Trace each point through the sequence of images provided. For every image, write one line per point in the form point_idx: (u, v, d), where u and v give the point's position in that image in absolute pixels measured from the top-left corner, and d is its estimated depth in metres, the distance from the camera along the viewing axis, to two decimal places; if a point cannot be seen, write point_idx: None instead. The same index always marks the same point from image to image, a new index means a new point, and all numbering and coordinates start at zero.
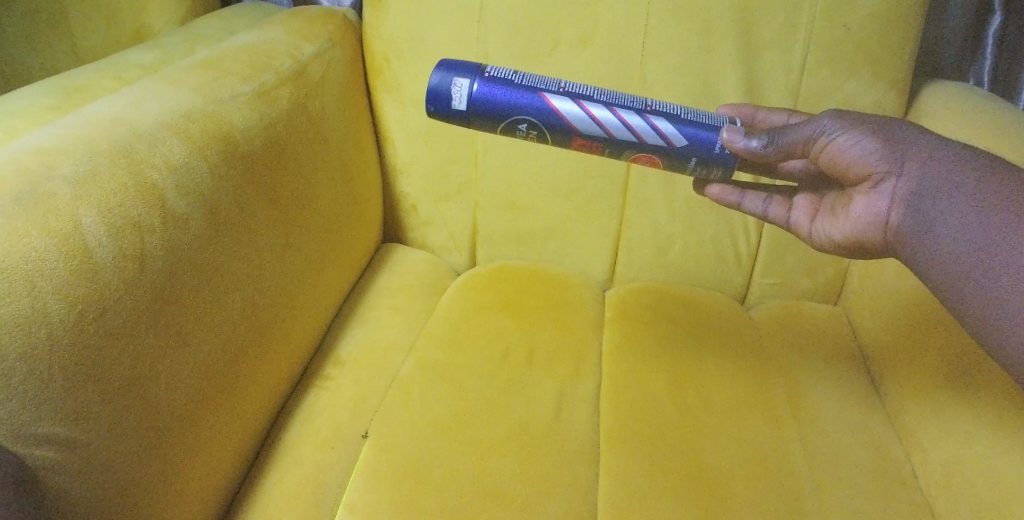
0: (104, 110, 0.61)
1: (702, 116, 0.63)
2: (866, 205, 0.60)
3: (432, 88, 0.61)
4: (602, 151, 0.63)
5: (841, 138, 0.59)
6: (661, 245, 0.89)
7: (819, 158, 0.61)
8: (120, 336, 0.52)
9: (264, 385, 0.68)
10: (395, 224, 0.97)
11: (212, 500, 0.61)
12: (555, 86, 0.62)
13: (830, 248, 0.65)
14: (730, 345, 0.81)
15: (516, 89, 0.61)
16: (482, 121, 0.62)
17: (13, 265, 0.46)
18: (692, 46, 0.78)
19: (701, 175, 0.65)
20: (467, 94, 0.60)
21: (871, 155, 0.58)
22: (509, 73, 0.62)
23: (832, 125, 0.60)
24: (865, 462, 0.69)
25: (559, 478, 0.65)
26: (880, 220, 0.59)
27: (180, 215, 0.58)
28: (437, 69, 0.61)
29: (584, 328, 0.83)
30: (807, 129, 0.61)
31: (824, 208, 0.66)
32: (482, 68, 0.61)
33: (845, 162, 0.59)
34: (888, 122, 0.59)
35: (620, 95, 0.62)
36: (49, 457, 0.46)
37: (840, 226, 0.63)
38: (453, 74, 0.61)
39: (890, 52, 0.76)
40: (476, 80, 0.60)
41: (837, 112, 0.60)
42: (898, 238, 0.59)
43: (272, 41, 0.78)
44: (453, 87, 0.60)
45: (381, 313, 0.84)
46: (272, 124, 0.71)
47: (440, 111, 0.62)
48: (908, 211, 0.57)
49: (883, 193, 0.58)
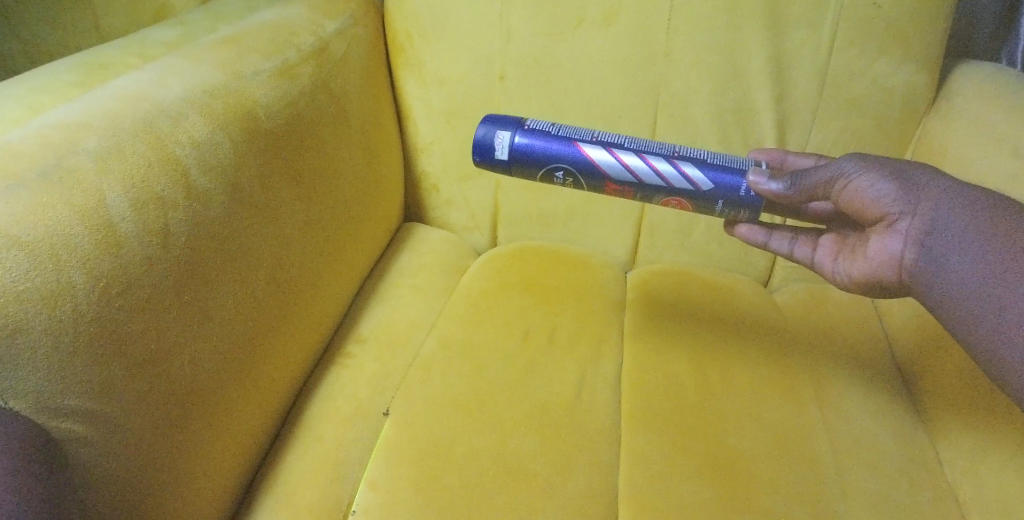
0: (126, 87, 0.61)
1: (730, 161, 0.63)
2: (881, 245, 0.59)
3: (477, 140, 0.64)
4: (634, 195, 0.64)
5: (859, 180, 0.58)
6: (684, 227, 0.88)
7: (839, 199, 0.59)
8: (144, 312, 0.52)
9: (286, 361, 0.68)
10: (417, 203, 0.96)
11: (234, 471, 0.61)
12: (588, 135, 0.63)
13: (851, 287, 0.64)
14: (754, 327, 0.80)
15: (553, 139, 0.63)
16: (521, 168, 0.64)
17: (37, 238, 0.47)
18: (719, 25, 0.77)
19: (729, 217, 0.64)
20: (509, 145, 0.63)
21: (886, 197, 0.57)
22: (547, 124, 0.64)
23: (852, 167, 0.58)
24: (890, 447, 0.68)
25: (581, 458, 0.65)
26: (895, 260, 0.58)
27: (203, 191, 0.58)
28: (482, 122, 0.65)
29: (605, 308, 0.82)
30: (828, 171, 0.59)
31: (843, 247, 0.64)
32: (523, 120, 0.64)
33: (861, 203, 0.58)
34: (906, 164, 0.58)
35: (649, 142, 0.64)
36: (74, 429, 0.47)
37: (857, 266, 0.62)
38: (496, 127, 0.64)
39: (922, 30, 0.74)
40: (517, 132, 0.63)
41: (858, 155, 0.59)
42: (914, 278, 0.57)
43: (293, 18, 0.77)
44: (496, 139, 0.64)
45: (403, 291, 0.84)
46: (294, 102, 0.70)
47: (484, 160, 0.65)
48: (922, 252, 0.56)
49: (897, 232, 0.57)
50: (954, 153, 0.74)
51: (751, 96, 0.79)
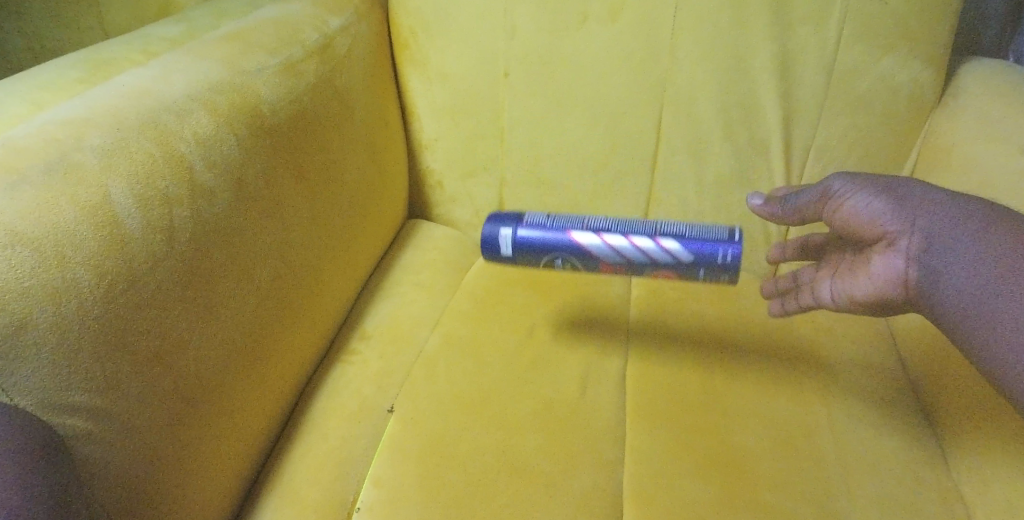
0: (132, 83, 0.61)
1: (711, 230, 0.62)
2: (881, 264, 0.59)
3: (484, 238, 0.65)
4: (622, 272, 0.64)
5: (853, 199, 0.60)
6: (689, 224, 0.87)
7: (835, 220, 0.62)
8: (150, 308, 0.52)
9: (292, 357, 0.68)
10: (422, 200, 0.96)
11: (240, 467, 0.61)
12: (579, 221, 0.64)
13: (853, 310, 0.63)
14: (759, 325, 0.80)
15: (548, 231, 0.63)
16: (520, 256, 0.65)
17: (43, 234, 0.47)
18: (724, 21, 0.76)
19: (714, 279, 0.62)
20: (512, 240, 0.64)
21: (882, 215, 0.58)
22: (544, 216, 0.65)
23: (844, 186, 0.62)
24: (896, 444, 0.67)
25: (586, 455, 0.65)
26: (896, 279, 0.58)
27: (208, 187, 0.58)
28: (488, 221, 0.65)
29: (610, 305, 0.82)
30: (820, 191, 0.64)
31: (842, 271, 0.65)
32: (523, 214, 0.65)
33: (858, 222, 0.60)
34: (898, 182, 0.59)
35: (634, 220, 0.63)
36: (80, 425, 0.47)
37: (857, 288, 0.61)
38: (500, 225, 0.64)
39: (929, 27, 0.74)
40: (519, 226, 0.64)
41: (850, 175, 0.62)
42: (916, 295, 0.57)
43: (297, 14, 0.77)
44: (501, 236, 0.64)
45: (407, 288, 0.84)
46: (299, 98, 0.70)
47: (492, 256, 0.66)
48: (922, 268, 0.55)
49: (896, 251, 0.58)
50: (961, 150, 0.74)
51: (757, 93, 0.79)
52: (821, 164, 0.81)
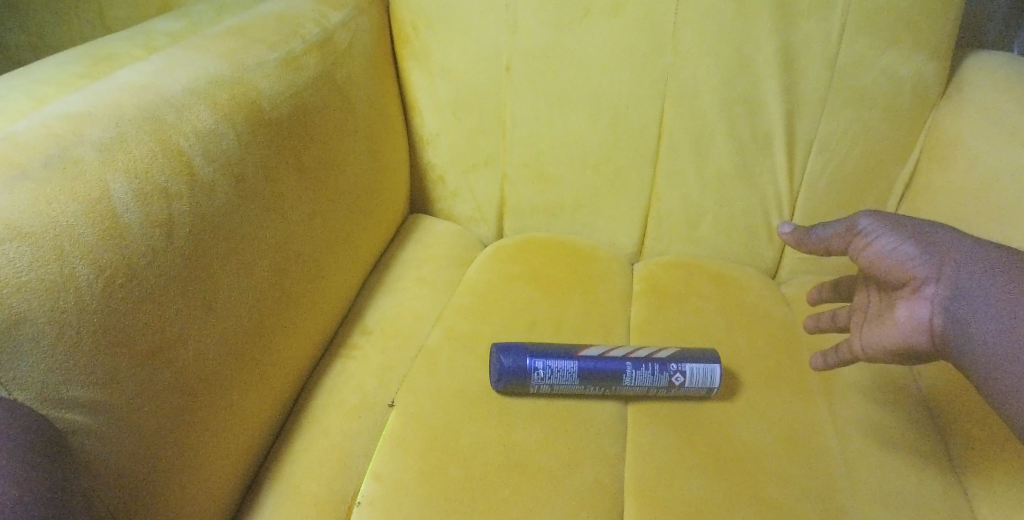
0: (132, 78, 0.60)
1: (688, 381, 0.68)
2: (908, 311, 0.60)
3: (499, 369, 0.67)
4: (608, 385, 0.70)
5: (880, 239, 0.62)
6: (691, 219, 0.87)
7: (864, 259, 0.64)
8: (150, 303, 0.52)
9: (292, 352, 0.68)
10: (423, 195, 0.96)
11: (240, 461, 0.61)
12: (575, 381, 0.68)
13: (878, 358, 0.64)
14: (762, 320, 0.79)
15: (552, 381, 0.68)
16: (540, 380, 0.68)
17: (41, 229, 0.47)
18: (727, 14, 0.76)
19: (691, 395, 0.70)
20: (525, 373, 0.67)
21: (910, 260, 0.60)
22: (547, 363, 0.67)
23: (872, 227, 0.63)
24: (899, 440, 0.67)
25: (586, 450, 0.64)
26: (923, 325, 0.59)
27: (207, 182, 0.58)
28: (501, 353, 0.68)
29: (611, 299, 0.81)
30: (850, 227, 0.66)
31: (871, 318, 0.66)
32: (528, 347, 0.69)
33: (887, 265, 0.62)
34: (927, 226, 0.61)
35: (621, 378, 0.68)
36: (79, 419, 0.47)
37: (882, 335, 0.63)
38: (512, 359, 0.67)
39: (933, 20, 0.73)
40: (529, 357, 0.68)
41: (880, 215, 0.64)
42: (943, 343, 0.57)
43: (298, 8, 0.77)
44: (516, 369, 0.67)
45: (408, 283, 0.84)
46: (299, 93, 0.70)
47: (502, 385, 0.68)
48: (948, 315, 0.56)
49: (923, 297, 0.59)
50: (966, 144, 0.74)
51: (760, 87, 0.79)
52: (824, 158, 0.81)
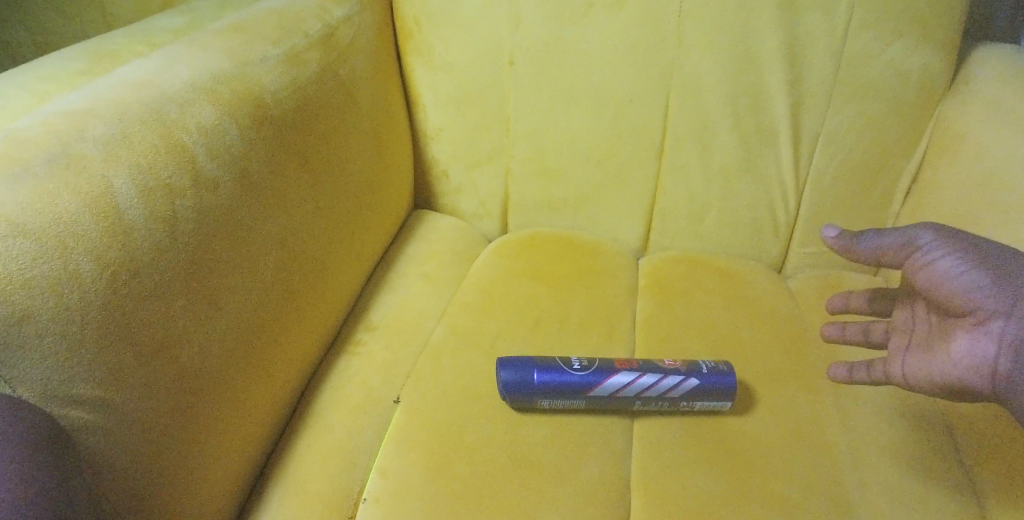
0: (135, 74, 0.60)
1: (702, 398, 0.65)
2: (969, 348, 0.56)
3: (505, 384, 0.65)
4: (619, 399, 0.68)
5: (944, 262, 0.58)
6: (696, 214, 0.87)
7: (920, 279, 0.59)
8: (153, 300, 0.52)
9: (297, 349, 0.68)
10: (427, 191, 0.96)
11: (245, 458, 0.61)
12: (584, 399, 0.66)
13: (921, 388, 0.61)
14: (768, 314, 0.79)
15: (559, 399, 0.65)
16: (549, 399, 0.65)
17: (44, 226, 0.46)
18: (731, 7, 0.75)
19: (709, 409, 0.67)
20: (531, 389, 0.65)
21: (980, 290, 0.56)
22: (555, 382, 0.65)
23: (933, 245, 0.59)
24: (907, 435, 0.66)
25: (592, 445, 0.64)
26: (984, 367, 0.55)
27: (211, 178, 0.58)
28: (507, 367, 0.65)
29: (616, 294, 0.81)
30: (909, 240, 0.60)
31: (916, 344, 0.62)
32: (536, 360, 0.66)
33: (950, 291, 0.57)
34: (996, 252, 0.57)
35: (632, 397, 0.65)
36: (83, 416, 0.47)
37: (932, 366, 0.59)
38: (518, 374, 0.65)
39: (940, 12, 0.73)
40: (536, 373, 0.65)
41: (942, 230, 0.59)
42: (1002, 387, 0.55)
43: (300, 3, 0.76)
44: (522, 384, 0.65)
45: (412, 279, 0.84)
46: (302, 88, 0.70)
47: (508, 400, 0.65)
48: (1017, 361, 0.53)
49: (989, 333, 0.55)
50: (973, 137, 0.73)
51: (765, 80, 0.78)
52: (830, 152, 0.80)
